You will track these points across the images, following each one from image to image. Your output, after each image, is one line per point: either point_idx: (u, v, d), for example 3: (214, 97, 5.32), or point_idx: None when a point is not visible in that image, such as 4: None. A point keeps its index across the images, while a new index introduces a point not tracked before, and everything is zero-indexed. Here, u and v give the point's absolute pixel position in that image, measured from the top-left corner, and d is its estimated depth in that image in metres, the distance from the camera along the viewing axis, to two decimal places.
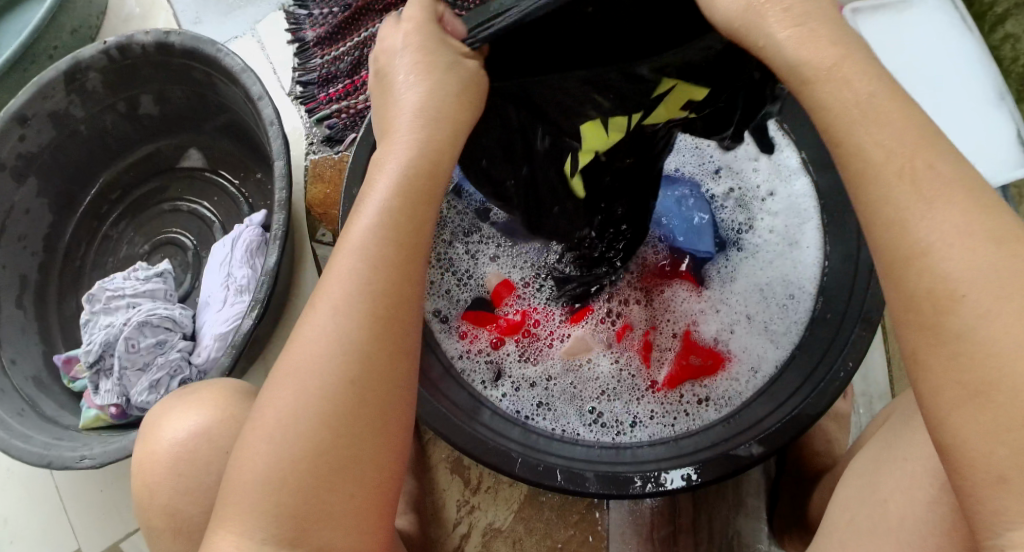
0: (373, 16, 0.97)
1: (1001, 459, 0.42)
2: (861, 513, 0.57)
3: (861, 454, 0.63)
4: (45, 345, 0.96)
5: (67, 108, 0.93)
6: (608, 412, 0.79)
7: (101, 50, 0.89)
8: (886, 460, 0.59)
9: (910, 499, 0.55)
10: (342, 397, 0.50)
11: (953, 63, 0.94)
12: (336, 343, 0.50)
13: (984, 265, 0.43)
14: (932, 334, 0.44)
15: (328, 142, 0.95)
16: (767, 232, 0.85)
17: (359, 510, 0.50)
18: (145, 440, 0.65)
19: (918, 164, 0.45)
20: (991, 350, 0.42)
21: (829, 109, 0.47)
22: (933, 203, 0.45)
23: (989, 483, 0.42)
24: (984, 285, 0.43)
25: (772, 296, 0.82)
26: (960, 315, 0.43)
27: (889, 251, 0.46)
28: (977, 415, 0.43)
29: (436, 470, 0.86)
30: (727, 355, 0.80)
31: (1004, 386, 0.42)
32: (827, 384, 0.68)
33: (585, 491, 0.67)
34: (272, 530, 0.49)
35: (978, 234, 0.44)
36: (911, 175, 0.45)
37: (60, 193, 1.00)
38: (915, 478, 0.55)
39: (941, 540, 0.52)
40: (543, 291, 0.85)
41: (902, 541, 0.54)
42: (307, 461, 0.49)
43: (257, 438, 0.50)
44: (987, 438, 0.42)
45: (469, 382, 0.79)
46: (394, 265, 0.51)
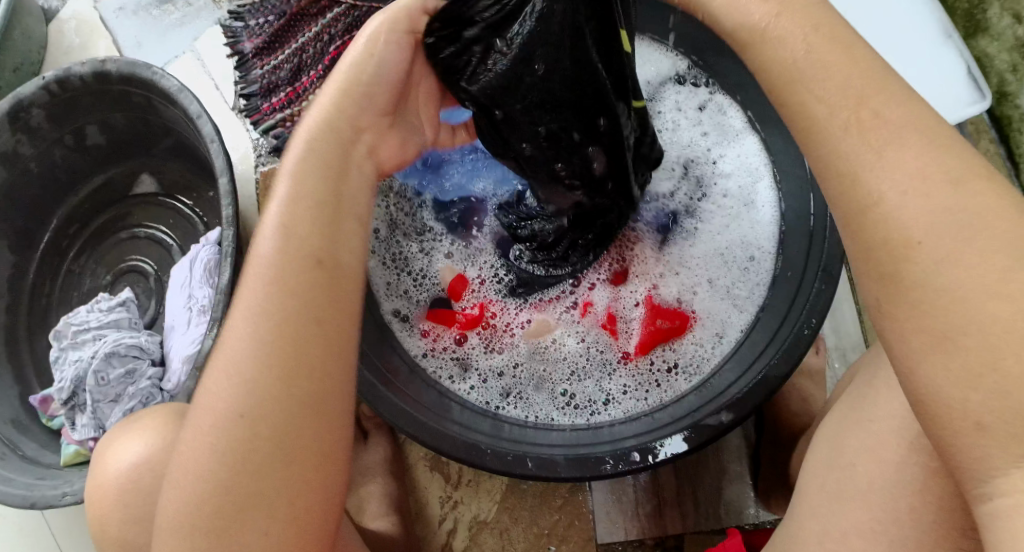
0: (308, 21, 0.96)
1: (978, 406, 0.41)
2: (828, 480, 0.56)
3: (830, 415, 0.61)
4: (21, 387, 0.95)
5: (15, 147, 0.92)
6: (579, 393, 0.78)
7: (41, 86, 0.89)
8: (849, 422, 0.58)
9: (876, 463, 0.54)
10: (277, 404, 0.51)
11: (897, 4, 0.92)
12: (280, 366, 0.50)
13: (943, 206, 0.43)
14: (891, 282, 0.44)
15: (276, 152, 0.96)
16: (724, 195, 0.83)
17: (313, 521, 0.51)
18: (96, 475, 0.66)
19: (865, 114, 0.45)
20: (953, 298, 0.42)
21: (777, 60, 0.48)
22: (887, 147, 0.45)
23: (968, 431, 0.41)
24: (942, 232, 0.43)
25: (733, 260, 0.80)
26: (920, 262, 0.43)
27: (846, 203, 0.46)
28: (937, 360, 0.42)
29: (416, 469, 0.86)
30: (693, 314, 0.80)
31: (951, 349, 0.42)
32: (794, 340, 0.67)
33: (556, 477, 0.66)
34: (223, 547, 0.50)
35: (937, 176, 0.43)
36: (859, 126, 0.45)
37: (19, 233, 0.99)
38: (879, 441, 0.55)
39: (912, 502, 0.52)
40: (504, 287, 0.84)
41: (872, 502, 0.53)
42: (254, 469, 0.50)
43: (197, 453, 0.51)
44: (953, 385, 0.42)
45: (435, 379, 0.78)
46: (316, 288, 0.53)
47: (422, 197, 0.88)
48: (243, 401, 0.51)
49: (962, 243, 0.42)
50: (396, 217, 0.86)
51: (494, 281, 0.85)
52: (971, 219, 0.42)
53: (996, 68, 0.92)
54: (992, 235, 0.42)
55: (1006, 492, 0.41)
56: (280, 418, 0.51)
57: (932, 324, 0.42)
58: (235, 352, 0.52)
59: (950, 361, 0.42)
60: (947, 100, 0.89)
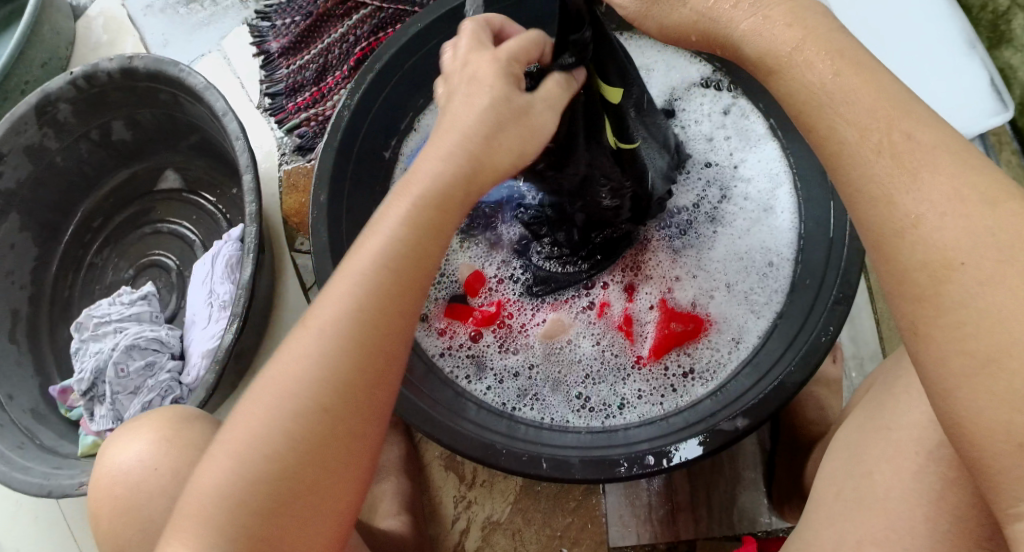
0: (335, 22, 0.97)
1: (1021, 427, 0.39)
2: (846, 486, 0.56)
3: (850, 424, 0.61)
4: (41, 377, 0.96)
5: (41, 141, 0.94)
6: (594, 395, 0.79)
7: (68, 81, 0.90)
8: (869, 430, 0.58)
9: (895, 470, 0.54)
10: (314, 408, 0.50)
11: (920, 15, 0.93)
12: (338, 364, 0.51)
13: (978, 226, 0.41)
14: (931, 307, 0.42)
15: (300, 151, 0.96)
16: (740, 200, 0.84)
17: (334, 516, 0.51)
18: (97, 472, 0.66)
19: (896, 136, 0.44)
20: (990, 316, 0.40)
21: (799, 88, 0.48)
22: (923, 170, 0.43)
23: (1012, 452, 0.39)
24: (980, 253, 0.41)
25: (749, 265, 0.81)
26: (960, 282, 0.41)
27: (878, 227, 0.44)
28: (980, 383, 0.40)
29: (430, 468, 0.87)
30: (709, 318, 0.80)
31: (993, 368, 0.40)
32: (812, 346, 0.67)
33: (570, 477, 0.66)
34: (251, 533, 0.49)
35: (969, 197, 0.42)
36: (891, 148, 0.44)
37: (43, 226, 1.00)
38: (899, 450, 0.55)
39: (928, 511, 0.52)
40: (520, 284, 0.85)
41: (889, 512, 0.53)
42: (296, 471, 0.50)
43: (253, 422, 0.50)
44: (993, 406, 0.40)
45: (451, 379, 0.79)
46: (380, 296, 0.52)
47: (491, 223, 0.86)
48: (304, 373, 0.51)
49: (998, 263, 0.41)
50: None
51: (512, 279, 0.85)
52: (1007, 239, 0.41)
53: (1020, 80, 0.92)
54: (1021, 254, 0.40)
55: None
56: (340, 393, 0.51)
57: (976, 347, 0.40)
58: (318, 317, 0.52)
59: (994, 379, 0.40)
60: (968, 110, 0.89)
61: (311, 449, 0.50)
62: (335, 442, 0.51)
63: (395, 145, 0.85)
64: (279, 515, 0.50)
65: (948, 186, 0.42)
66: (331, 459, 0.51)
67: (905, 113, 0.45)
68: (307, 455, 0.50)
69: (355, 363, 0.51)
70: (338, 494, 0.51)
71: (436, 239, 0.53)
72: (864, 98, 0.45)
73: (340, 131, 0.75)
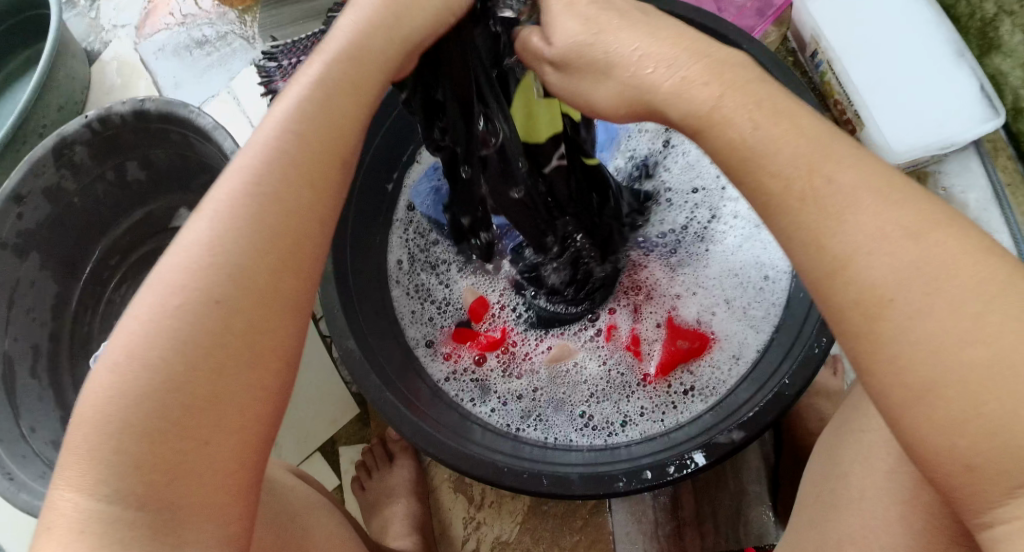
0: None
1: (964, 450, 0.41)
2: (824, 489, 0.61)
3: (832, 435, 0.64)
4: (63, 411, 1.00)
5: (59, 183, 0.97)
6: (598, 414, 0.80)
7: (84, 124, 0.94)
8: (849, 440, 0.61)
9: (868, 470, 0.58)
10: (219, 288, 0.47)
11: (908, 27, 0.94)
12: (251, 233, 0.48)
13: (906, 261, 0.43)
14: (870, 341, 0.43)
15: None
16: (734, 218, 0.86)
17: (236, 438, 0.47)
18: None
19: (817, 180, 0.45)
20: (949, 331, 0.41)
21: (724, 144, 0.48)
22: (846, 214, 0.44)
23: (957, 472, 0.41)
24: (943, 267, 0.42)
25: (748, 280, 0.83)
26: (893, 320, 0.42)
27: (809, 272, 0.45)
28: (926, 405, 0.42)
29: (439, 491, 0.89)
30: (712, 335, 0.81)
31: (940, 386, 0.41)
32: (806, 357, 0.68)
33: (572, 493, 0.67)
34: (146, 457, 0.45)
35: (929, 212, 0.44)
36: (813, 196, 0.45)
37: (63, 263, 1.04)
38: (871, 452, 0.58)
39: (903, 509, 0.54)
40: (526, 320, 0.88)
41: (864, 510, 0.56)
42: (200, 376, 0.46)
43: (150, 305, 0.47)
44: (936, 433, 0.41)
45: (457, 401, 0.81)
46: (311, 175, 0.50)
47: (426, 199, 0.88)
48: (220, 245, 0.48)
49: (925, 294, 0.42)
50: (414, 251, 0.90)
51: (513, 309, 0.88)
52: (935, 268, 0.42)
53: (1012, 85, 0.93)
54: (971, 272, 0.42)
55: (1006, 520, 0.41)
56: (249, 275, 0.48)
57: (909, 378, 0.42)
58: (226, 182, 0.49)
59: (953, 394, 0.41)
60: (956, 120, 0.91)
61: (211, 355, 0.46)
62: (241, 343, 0.47)
63: (397, 176, 0.88)
64: (171, 425, 0.45)
65: (927, 211, 0.44)
66: (236, 368, 0.47)
67: (825, 156, 0.45)
68: (208, 358, 0.46)
69: (263, 243, 0.48)
70: (245, 407, 0.47)
71: (351, 110, 0.52)
72: (785, 146, 0.46)
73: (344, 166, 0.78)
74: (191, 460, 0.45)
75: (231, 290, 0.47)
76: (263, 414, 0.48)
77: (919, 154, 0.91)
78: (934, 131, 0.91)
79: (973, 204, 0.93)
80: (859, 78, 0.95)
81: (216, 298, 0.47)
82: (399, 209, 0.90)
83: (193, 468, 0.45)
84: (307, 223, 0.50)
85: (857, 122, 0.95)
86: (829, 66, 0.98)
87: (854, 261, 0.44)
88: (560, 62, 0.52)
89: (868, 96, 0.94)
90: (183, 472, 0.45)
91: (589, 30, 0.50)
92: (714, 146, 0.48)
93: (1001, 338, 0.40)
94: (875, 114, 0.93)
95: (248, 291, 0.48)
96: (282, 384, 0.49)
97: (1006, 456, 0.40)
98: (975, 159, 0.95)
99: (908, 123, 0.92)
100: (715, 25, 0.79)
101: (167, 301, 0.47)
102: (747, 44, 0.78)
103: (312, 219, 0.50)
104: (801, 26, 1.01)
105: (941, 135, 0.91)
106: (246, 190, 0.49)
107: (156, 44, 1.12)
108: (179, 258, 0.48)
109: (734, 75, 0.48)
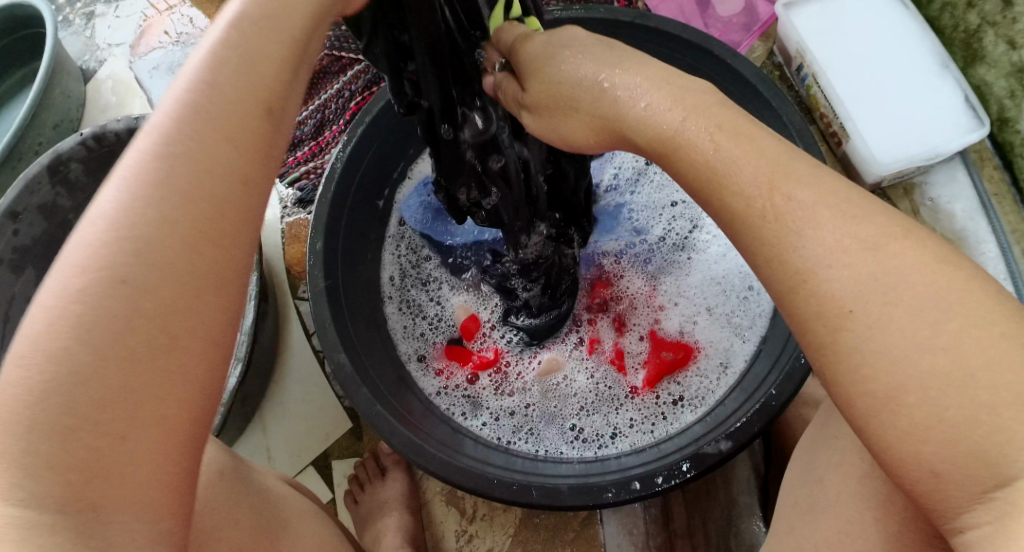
0: (331, 78, 1.02)
1: (930, 456, 0.41)
2: (802, 493, 0.63)
3: (820, 444, 0.64)
4: None
5: (54, 200, 0.99)
6: (588, 426, 0.81)
7: (78, 141, 0.95)
8: (829, 447, 0.62)
9: (843, 477, 0.59)
10: (129, 260, 0.40)
11: (891, 41, 0.96)
12: (164, 189, 0.41)
13: (865, 272, 0.43)
14: (832, 352, 0.44)
15: (300, 204, 1.01)
16: (715, 229, 0.87)
17: (161, 432, 0.39)
18: None
19: (777, 198, 0.46)
20: (922, 342, 0.42)
21: (695, 161, 0.49)
22: (805, 229, 0.45)
23: (924, 478, 0.42)
24: (915, 281, 0.43)
25: (731, 290, 0.84)
26: (854, 330, 0.43)
27: (775, 283, 0.47)
28: (889, 413, 0.42)
29: (432, 504, 0.90)
30: (696, 345, 0.82)
31: (916, 391, 0.41)
32: (791, 368, 0.69)
33: (560, 505, 0.68)
34: (55, 463, 0.38)
35: (896, 225, 0.45)
36: (775, 213, 0.46)
37: None
38: (845, 457, 0.60)
39: (877, 514, 0.56)
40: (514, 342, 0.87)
41: (839, 514, 0.58)
42: (115, 366, 0.39)
43: (53, 290, 0.39)
44: (901, 438, 0.42)
45: (448, 416, 0.82)
46: (235, 126, 0.44)
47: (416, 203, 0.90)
48: (128, 212, 0.40)
49: (885, 303, 0.43)
50: (405, 267, 0.92)
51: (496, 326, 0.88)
52: (901, 281, 0.43)
53: (996, 95, 0.94)
54: (944, 282, 0.42)
55: (975, 524, 0.41)
56: (165, 242, 0.41)
57: (876, 387, 0.43)
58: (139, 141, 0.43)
59: (921, 398, 0.41)
60: (940, 131, 0.91)
61: (119, 342, 0.39)
62: (151, 328, 0.40)
63: (388, 193, 0.90)
64: (78, 425, 0.38)
65: (892, 223, 0.45)
66: (151, 353, 0.40)
67: (785, 173, 0.47)
68: (116, 348, 0.39)
69: (175, 210, 0.41)
70: (167, 396, 0.40)
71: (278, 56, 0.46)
72: (746, 165, 0.47)
73: (334, 181, 0.79)
74: (105, 463, 0.38)
75: (140, 265, 0.40)
76: (196, 398, 0.41)
77: (905, 165, 0.91)
78: (918, 142, 0.92)
79: (959, 214, 0.94)
80: (843, 92, 0.95)
81: (121, 277, 0.39)
82: (391, 225, 0.92)
83: (111, 471, 0.38)
84: (232, 180, 0.43)
85: (843, 133, 0.95)
86: (814, 80, 0.97)
87: (819, 273, 0.44)
88: (532, 105, 0.58)
89: (852, 109, 0.94)
90: (100, 476, 0.38)
91: (562, 72, 0.55)
92: (681, 168, 0.50)
93: (957, 344, 0.41)
94: (860, 126, 0.93)
95: (160, 263, 0.40)
96: (218, 366, 0.42)
97: (970, 462, 0.40)
98: (962, 170, 0.95)
99: (894, 135, 0.92)
100: (705, 41, 0.80)
101: (68, 283, 0.39)
102: (730, 58, 0.80)
103: (249, 178, 0.44)
104: (786, 40, 1.01)
105: (926, 145, 0.91)
106: (158, 151, 0.42)
107: (151, 62, 1.14)
108: (84, 232, 0.40)
109: (697, 99, 0.50)
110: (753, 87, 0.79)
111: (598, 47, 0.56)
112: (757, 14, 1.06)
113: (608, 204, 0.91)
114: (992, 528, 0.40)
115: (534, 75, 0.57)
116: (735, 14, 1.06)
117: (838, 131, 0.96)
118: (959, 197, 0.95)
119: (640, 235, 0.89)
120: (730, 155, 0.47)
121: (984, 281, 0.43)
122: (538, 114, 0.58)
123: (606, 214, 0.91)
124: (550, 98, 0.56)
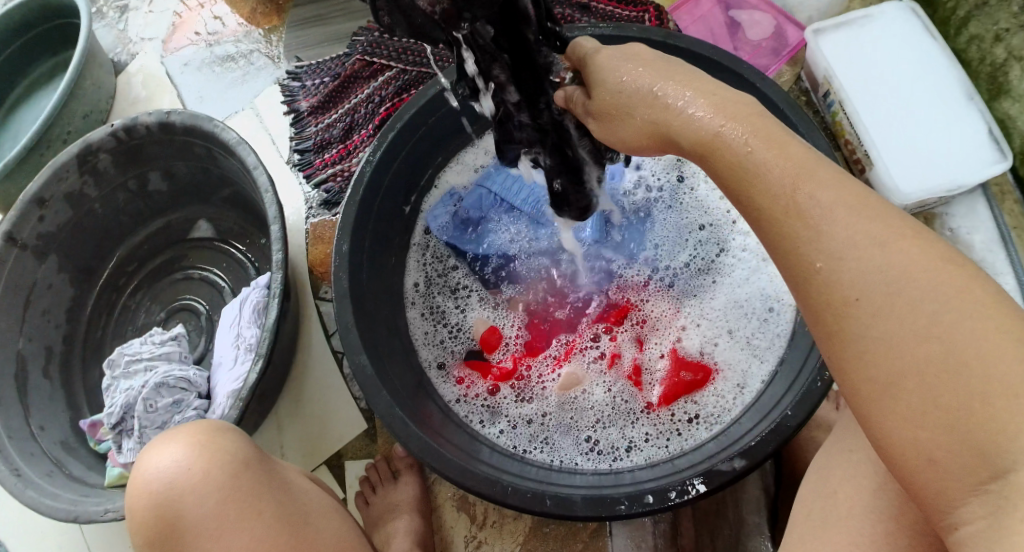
0: (361, 83, 1.04)
1: (925, 443, 0.45)
2: (814, 506, 0.63)
3: (828, 450, 0.66)
4: (72, 412, 1.00)
5: (81, 188, 1.00)
6: (604, 439, 0.81)
7: (109, 132, 0.97)
8: (841, 458, 0.63)
9: (857, 488, 0.61)
10: None
11: (917, 71, 0.97)
12: None
13: (874, 270, 0.47)
14: (840, 338, 0.48)
15: (326, 205, 1.01)
16: (739, 251, 0.88)
17: None
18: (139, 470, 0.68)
19: (799, 199, 0.50)
20: (921, 336, 0.46)
21: (728, 159, 0.53)
22: (822, 225, 0.49)
23: (921, 467, 0.45)
24: (927, 293, 0.46)
25: (752, 311, 0.84)
26: (859, 316, 0.47)
27: (792, 275, 0.50)
28: (888, 404, 0.46)
29: (442, 508, 0.90)
30: (715, 366, 0.83)
31: (912, 380, 0.45)
32: (807, 392, 0.69)
33: (572, 514, 0.68)
34: None
35: (908, 231, 0.48)
36: (796, 209, 0.50)
37: (80, 268, 1.06)
38: (859, 470, 0.61)
39: (889, 526, 0.58)
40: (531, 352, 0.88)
41: (851, 528, 0.59)
42: None
43: None
44: (901, 426, 0.46)
45: (467, 423, 0.83)
46: None
47: (439, 214, 0.94)
48: None
49: (888, 296, 0.47)
50: (431, 275, 0.93)
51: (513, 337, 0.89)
52: (905, 284, 0.46)
53: (1019, 129, 0.95)
54: (950, 288, 0.46)
55: (969, 517, 0.44)
56: None
57: (880, 376, 0.46)
58: None
59: (919, 386, 0.45)
60: (964, 162, 0.92)
61: None
62: None
63: (414, 200, 0.92)
64: None
65: (901, 222, 0.49)
66: None
67: (807, 177, 0.50)
68: None
69: None
70: None
71: None
72: (773, 168, 0.51)
73: (361, 187, 0.80)
74: None
75: None
76: None
77: (927, 195, 0.91)
78: (941, 172, 0.92)
79: (978, 245, 0.94)
80: (868, 120, 0.96)
81: None
82: (416, 234, 0.93)
83: None
84: None
85: (867, 161, 0.96)
86: (840, 107, 0.98)
87: (838, 263, 0.48)
88: (597, 113, 0.62)
89: (877, 138, 0.95)
90: None
91: (621, 83, 0.59)
92: (719, 168, 0.54)
93: (955, 340, 0.45)
94: (884, 154, 0.94)
95: None
96: None
97: (955, 443, 0.44)
98: (982, 202, 0.96)
99: (918, 164, 0.93)
100: (733, 64, 0.81)
101: None
102: (760, 83, 0.80)
103: None
104: (812, 65, 1.02)
105: (948, 175, 0.92)
106: None
107: (183, 59, 1.16)
108: None
109: (736, 109, 0.54)
110: (782, 112, 0.79)
111: (659, 61, 0.59)
112: (786, 39, 1.06)
113: (632, 219, 0.92)
114: (986, 522, 0.44)
115: (597, 84, 0.61)
116: (765, 38, 1.07)
117: (862, 158, 0.97)
118: (980, 228, 0.96)
119: (664, 252, 0.90)
120: (760, 160, 0.51)
121: (987, 285, 0.47)
122: (602, 121, 0.62)
123: (629, 229, 0.91)
124: (610, 105, 0.60)
